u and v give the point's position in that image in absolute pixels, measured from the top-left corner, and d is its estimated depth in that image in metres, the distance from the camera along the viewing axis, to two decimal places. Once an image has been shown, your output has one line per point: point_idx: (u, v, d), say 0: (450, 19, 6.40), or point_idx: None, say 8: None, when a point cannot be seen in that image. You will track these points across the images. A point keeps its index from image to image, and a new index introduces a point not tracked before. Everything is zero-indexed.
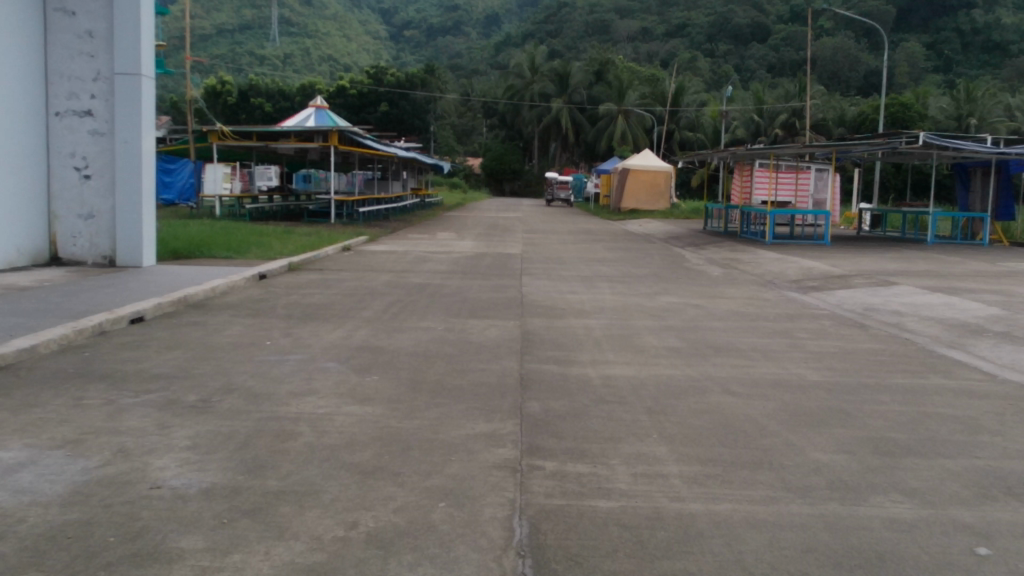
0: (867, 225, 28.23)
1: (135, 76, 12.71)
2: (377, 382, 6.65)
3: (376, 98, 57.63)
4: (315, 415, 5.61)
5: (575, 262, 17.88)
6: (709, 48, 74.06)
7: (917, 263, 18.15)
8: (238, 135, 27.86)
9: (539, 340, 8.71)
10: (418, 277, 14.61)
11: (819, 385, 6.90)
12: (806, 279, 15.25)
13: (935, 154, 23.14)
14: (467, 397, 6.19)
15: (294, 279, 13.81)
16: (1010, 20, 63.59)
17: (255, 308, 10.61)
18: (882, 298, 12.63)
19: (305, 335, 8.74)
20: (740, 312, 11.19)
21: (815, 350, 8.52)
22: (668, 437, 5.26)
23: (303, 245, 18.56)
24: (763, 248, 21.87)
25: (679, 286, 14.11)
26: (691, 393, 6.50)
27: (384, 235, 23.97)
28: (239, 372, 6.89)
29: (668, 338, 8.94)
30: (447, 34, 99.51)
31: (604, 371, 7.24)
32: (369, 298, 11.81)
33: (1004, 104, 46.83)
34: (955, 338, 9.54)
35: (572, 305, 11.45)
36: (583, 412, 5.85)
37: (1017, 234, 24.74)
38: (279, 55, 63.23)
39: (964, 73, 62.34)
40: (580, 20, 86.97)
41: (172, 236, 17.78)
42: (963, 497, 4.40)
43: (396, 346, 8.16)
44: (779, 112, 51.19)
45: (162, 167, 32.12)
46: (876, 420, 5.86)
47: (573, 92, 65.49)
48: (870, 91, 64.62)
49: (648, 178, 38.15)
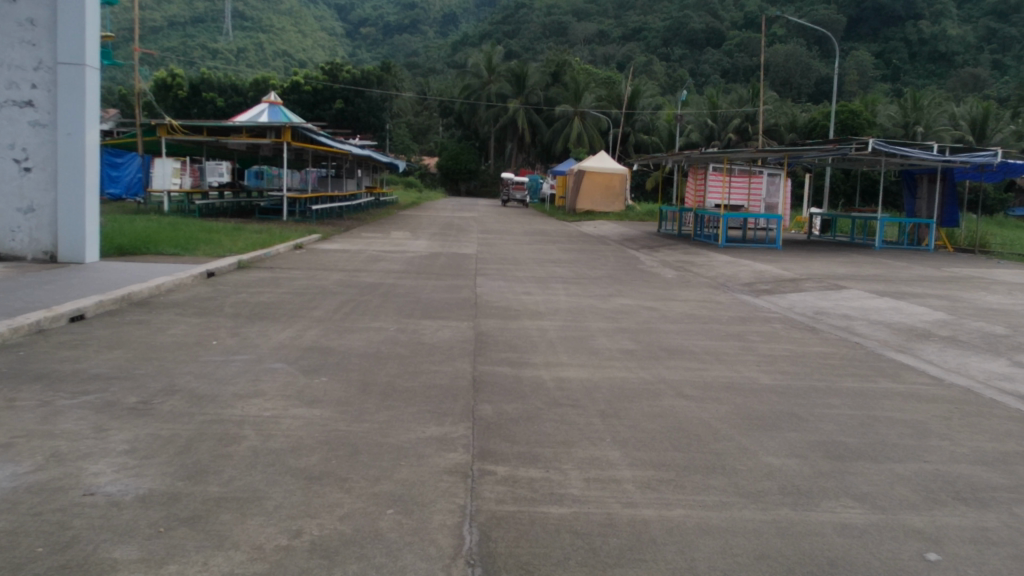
0: (816, 230, 28.67)
1: (79, 67, 12.37)
2: (326, 383, 6.49)
3: (331, 95, 57.07)
4: (260, 418, 5.45)
5: (529, 263, 17.84)
6: (665, 53, 74.86)
7: (866, 267, 18.47)
8: (188, 131, 27.37)
9: (492, 341, 8.64)
10: (370, 276, 14.45)
11: (770, 389, 6.92)
12: (758, 282, 15.41)
13: (883, 160, 23.64)
14: (418, 400, 6.07)
15: (244, 277, 13.54)
16: (955, 32, 65.39)
17: (202, 307, 10.36)
18: (832, 302, 12.80)
19: (253, 334, 8.53)
20: (693, 314, 11.24)
21: (767, 353, 8.56)
22: (622, 441, 5.22)
23: (253, 242, 18.25)
24: (716, 251, 22.05)
25: (632, 288, 14.13)
26: (644, 396, 6.46)
27: (337, 233, 23.72)
28: (181, 374, 6.67)
29: (621, 340, 8.93)
30: (404, 32, 99.13)
31: (556, 373, 7.20)
32: (320, 297, 11.62)
33: (949, 113, 48.07)
34: (903, 342, 9.69)
35: (526, 307, 11.38)
36: (536, 415, 5.77)
37: (961, 240, 25.31)
38: (233, 50, 62.33)
39: (911, 82, 63.90)
40: (537, 21, 87.30)
41: (117, 232, 17.36)
42: (912, 501, 4.42)
43: (346, 347, 8.02)
44: (732, 117, 52.01)
45: (109, 161, 31.62)
46: (827, 424, 5.88)
47: (530, 93, 65.53)
48: (821, 98, 65.79)
49: (604, 180, 38.34)
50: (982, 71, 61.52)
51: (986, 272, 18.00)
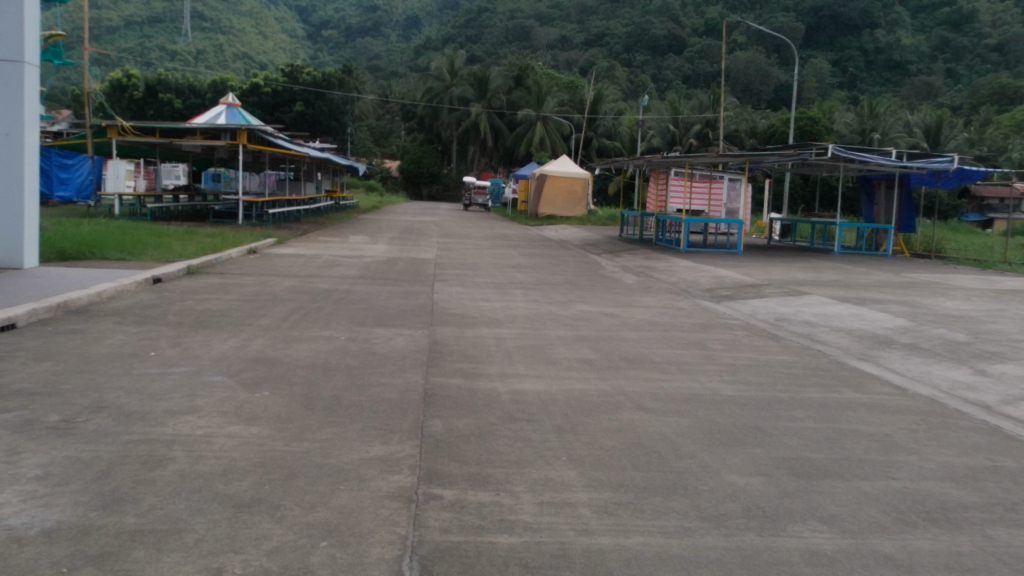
0: (777, 235, 28.76)
1: (19, 64, 11.83)
2: (268, 398, 6.10)
3: (292, 97, 56.29)
4: (191, 438, 5.06)
5: (489, 267, 17.58)
6: (627, 58, 75.16)
7: (826, 272, 18.48)
8: (140, 132, 26.67)
9: (446, 351, 8.30)
10: (325, 283, 13.99)
11: (733, 400, 6.69)
12: (719, 288, 15.29)
13: (842, 167, 23.77)
14: (364, 416, 5.72)
15: (193, 284, 13.05)
16: (909, 42, 66.64)
17: (143, 315, 9.87)
18: (793, 308, 12.68)
19: (194, 344, 8.11)
20: (654, 322, 11.01)
21: (729, 363, 8.35)
22: (578, 459, 4.93)
23: (204, 246, 17.72)
24: (678, 256, 21.91)
25: (593, 294, 13.89)
26: (603, 408, 6.21)
27: (293, 237, 23.19)
28: (112, 388, 6.25)
29: (580, 349, 8.65)
30: (366, 35, 98.34)
31: (512, 385, 6.88)
32: (271, 304, 11.19)
33: (904, 121, 48.80)
34: (865, 350, 9.55)
35: (483, 314, 11.05)
36: (488, 430, 5.47)
37: (917, 246, 25.54)
38: (191, 51, 61.31)
39: (868, 90, 64.78)
40: (501, 25, 87.20)
41: (61, 236, 16.69)
42: (882, 523, 4.19)
43: (292, 358, 7.65)
44: (693, 122, 52.42)
45: (59, 162, 30.62)
46: (791, 438, 5.66)
47: (492, 97, 65.23)
48: (780, 105, 66.46)
49: (566, 185, 38.16)
50: (935, 79, 62.78)
51: (944, 277, 18.15)
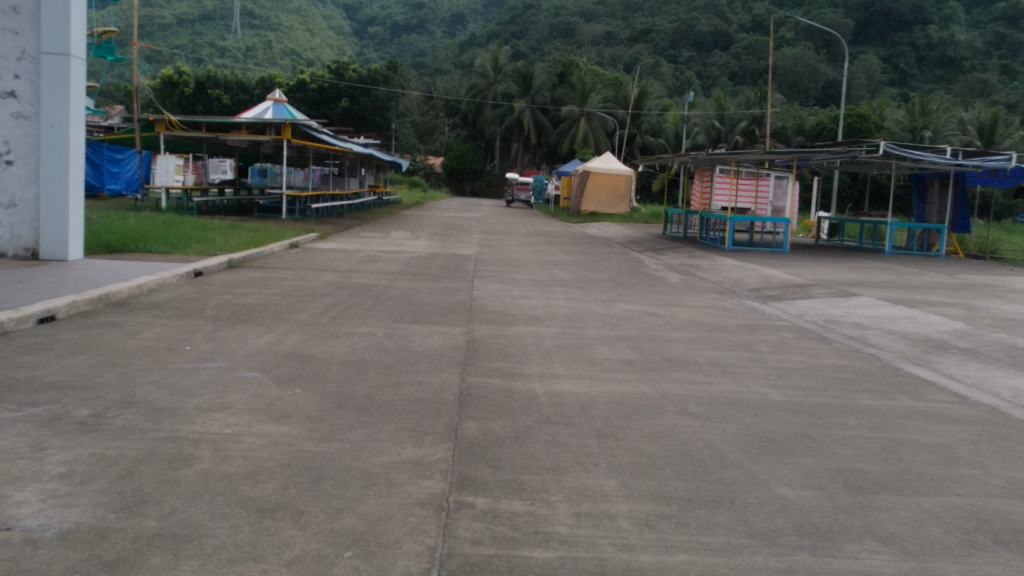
0: (825, 234, 28.17)
1: (64, 57, 11.90)
2: (299, 396, 5.96)
3: (337, 93, 56.69)
4: (219, 436, 4.93)
5: (530, 264, 17.36)
6: (673, 55, 74.37)
7: (877, 273, 17.92)
8: (187, 126, 26.95)
9: (484, 349, 8.10)
10: (365, 278, 13.89)
11: (781, 406, 6.39)
12: (766, 288, 14.89)
13: (893, 164, 23.12)
14: (397, 417, 5.55)
15: (233, 277, 13.04)
16: (963, 38, 64.96)
17: (183, 309, 9.84)
18: (843, 309, 12.25)
19: (229, 339, 8.02)
20: (698, 322, 10.70)
21: (776, 366, 8.03)
22: (618, 468, 4.69)
23: (248, 240, 17.80)
24: (723, 254, 21.49)
25: (636, 293, 13.59)
26: (646, 413, 5.95)
27: (335, 232, 23.23)
28: (144, 383, 6.16)
29: (621, 350, 8.39)
30: (411, 32, 98.94)
31: (551, 387, 6.65)
32: (309, 299, 11.09)
33: (958, 118, 47.53)
34: (920, 354, 9.15)
35: (523, 312, 10.83)
36: (525, 435, 5.25)
37: (971, 246, 24.78)
38: (240, 48, 62.13)
39: (920, 87, 63.18)
40: (545, 22, 86.94)
41: (106, 229, 16.86)
42: (947, 545, 3.90)
43: (327, 354, 7.52)
44: (739, 119, 51.65)
45: (110, 157, 30.87)
46: (845, 448, 5.35)
47: (536, 94, 64.89)
48: (828, 102, 65.20)
49: (609, 181, 37.74)
50: (990, 76, 61.10)
51: (1000, 280, 17.50)
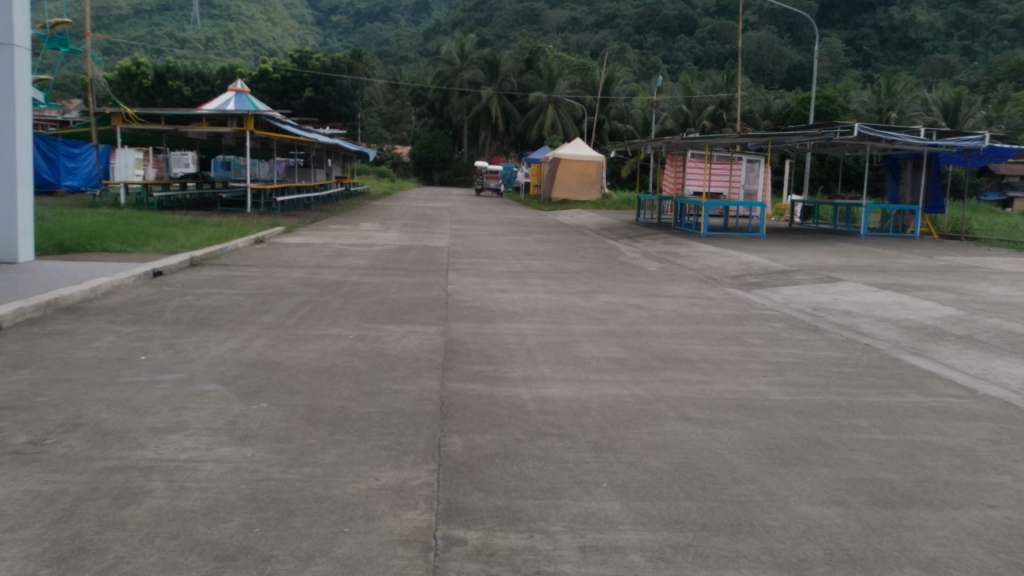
0: (799, 217, 28.02)
1: (7, 46, 11.20)
2: (264, 412, 5.42)
3: (301, 83, 55.67)
4: (175, 464, 4.40)
5: (504, 255, 16.83)
6: (638, 40, 74.04)
7: (855, 256, 17.67)
8: (145, 119, 26.02)
9: (463, 351, 7.60)
10: (334, 273, 13.32)
11: (786, 407, 5.97)
12: (747, 275, 14.54)
13: (867, 145, 22.91)
14: (374, 433, 5.04)
15: (195, 276, 12.43)
16: (924, 19, 65.30)
17: (139, 313, 9.21)
18: (829, 296, 11.90)
19: (189, 346, 7.45)
20: (684, 313, 10.28)
21: (772, 360, 7.64)
22: (621, 487, 4.24)
23: (209, 235, 17.12)
24: (699, 240, 21.16)
25: (616, 283, 13.16)
26: (642, 419, 5.50)
27: (302, 225, 22.59)
28: (91, 401, 5.60)
29: (608, 347, 7.93)
30: (375, 20, 97.85)
31: (538, 392, 6.17)
32: (275, 299, 10.51)
33: (922, 99, 47.71)
34: (915, 343, 8.81)
35: (501, 307, 10.34)
36: (516, 451, 4.77)
37: (945, 226, 24.68)
38: (201, 39, 60.93)
39: (883, 68, 63.42)
40: (510, 9, 86.24)
41: (59, 227, 16.09)
42: (995, 571, 3.49)
43: (294, 361, 6.98)
44: (706, 104, 51.48)
45: (66, 151, 30.09)
46: (862, 455, 4.93)
47: (503, 80, 64.17)
48: (793, 85, 65.17)
49: (580, 168, 37.30)
50: (951, 57, 61.50)
51: (979, 261, 17.33)
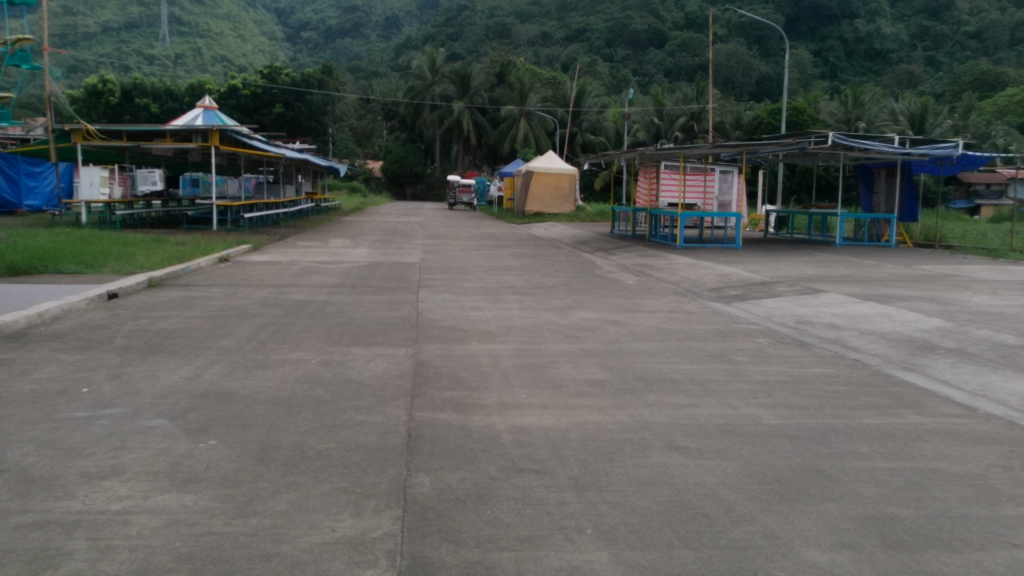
0: (773, 227, 27.87)
1: None
2: (212, 452, 4.91)
3: (271, 98, 55.02)
4: (104, 517, 3.87)
5: (477, 271, 16.39)
6: (609, 53, 74.22)
7: (832, 266, 17.41)
8: (106, 136, 25.29)
9: (433, 375, 7.13)
10: (300, 293, 12.81)
11: (780, 433, 5.54)
12: (726, 287, 14.19)
13: (840, 155, 22.72)
14: (334, 473, 4.55)
15: (154, 298, 11.86)
16: (889, 31, 65.94)
17: (87, 339, 8.64)
18: (812, 309, 11.56)
19: (137, 376, 6.91)
20: (664, 330, 9.87)
21: (761, 380, 7.22)
22: (608, 534, 3.78)
23: (172, 255, 16.52)
24: (675, 252, 20.87)
25: (593, 298, 12.76)
26: (628, 450, 5.05)
27: (270, 243, 22.02)
28: (20, 442, 5.05)
29: (587, 368, 7.49)
30: (346, 36, 97.61)
31: (514, 421, 5.71)
32: (236, 321, 9.98)
33: (889, 109, 48.03)
34: (906, 357, 8.47)
35: (474, 326, 9.87)
36: (490, 492, 4.30)
37: (919, 235, 24.54)
38: (170, 56, 60.17)
39: (849, 80, 64.05)
40: (481, 23, 86.15)
41: (13, 248, 15.42)
42: None
43: (251, 390, 6.47)
44: (677, 115, 51.49)
45: (27, 170, 29.35)
46: (868, 487, 4.52)
47: (474, 94, 63.88)
48: (762, 97, 65.47)
49: (553, 181, 36.95)
50: (916, 67, 62.06)
51: (958, 269, 17.11)
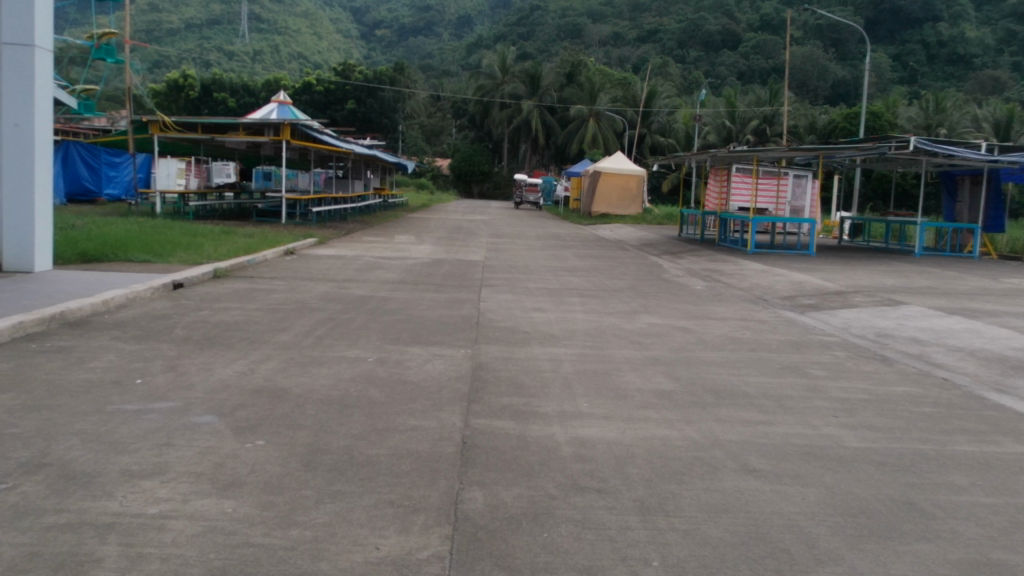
0: (848, 235, 26.89)
1: (27, 47, 10.71)
2: (258, 453, 4.70)
3: (344, 95, 55.63)
4: (139, 522, 3.68)
5: (541, 271, 16.09)
6: (680, 54, 73.07)
7: (912, 277, 16.60)
8: (182, 128, 25.66)
9: (492, 379, 6.84)
10: (362, 288, 12.69)
11: (864, 458, 5.09)
12: (800, 296, 13.61)
13: (923, 160, 21.73)
14: (382, 482, 4.28)
15: (218, 289, 11.86)
16: (974, 35, 63.50)
17: (148, 329, 8.59)
18: (893, 321, 10.95)
19: (191, 369, 6.78)
20: (735, 339, 9.40)
21: (840, 396, 6.76)
22: (678, 569, 3.43)
23: (239, 247, 16.59)
24: (746, 257, 20.25)
25: (660, 303, 12.29)
26: (697, 471, 4.67)
27: (336, 237, 22.11)
28: (67, 435, 4.92)
29: (654, 378, 7.10)
30: (419, 35, 98.26)
31: (574, 432, 5.38)
32: (296, 315, 9.85)
33: (973, 115, 46.10)
34: (998, 377, 7.85)
35: (537, 329, 9.55)
36: (548, 511, 3.99)
37: (1004, 246, 23.34)
38: (248, 52, 61.43)
39: (930, 85, 61.89)
40: (552, 23, 85.76)
41: (86, 236, 15.67)
42: None
43: (304, 388, 6.27)
44: (750, 118, 50.34)
45: (108, 161, 30.12)
46: (968, 526, 4.07)
47: (544, 94, 63.51)
48: (838, 101, 63.62)
49: (621, 182, 36.36)
50: (1002, 73, 59.51)
51: None
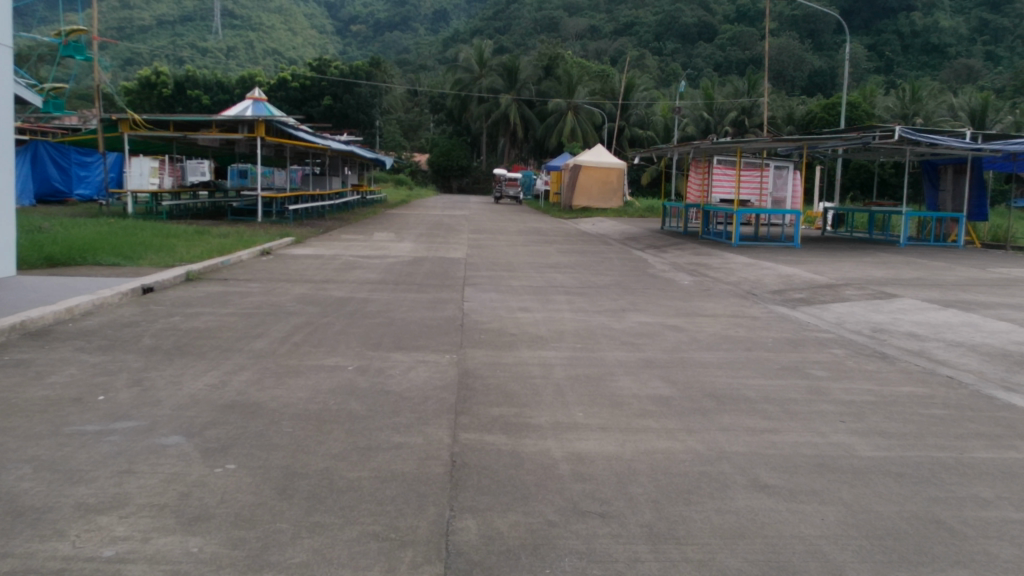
0: (830, 225, 26.65)
1: None
2: (229, 479, 4.31)
3: (320, 91, 55.01)
4: (91, 567, 3.28)
5: (524, 268, 15.73)
6: (658, 46, 72.82)
7: (900, 268, 16.35)
8: (153, 126, 24.99)
9: (480, 387, 6.46)
10: (340, 289, 12.26)
11: (881, 470, 4.76)
12: (790, 289, 13.31)
13: (906, 150, 21.49)
14: (365, 512, 3.90)
15: (190, 293, 11.41)
16: (948, 24, 63.65)
17: (114, 338, 8.14)
18: (887, 315, 10.66)
19: (158, 383, 6.35)
20: (729, 338, 9.06)
21: (845, 399, 6.43)
22: None
23: (212, 247, 16.07)
24: (731, 250, 19.97)
25: (649, 300, 11.94)
26: (707, 489, 4.32)
27: (313, 235, 21.62)
28: (17, 462, 4.50)
29: (651, 383, 6.74)
30: (395, 29, 97.48)
31: (571, 447, 5.01)
32: (271, 320, 9.42)
33: (949, 104, 46.17)
34: (1004, 374, 7.57)
35: (523, 329, 9.18)
36: (549, 541, 3.63)
37: (987, 234, 23.16)
38: (222, 49, 60.60)
39: (905, 74, 61.98)
40: (529, 17, 85.26)
41: (53, 239, 15.12)
42: None
43: (279, 402, 5.86)
44: (728, 110, 50.17)
45: (78, 160, 29.34)
46: (1003, 546, 3.75)
47: (522, 87, 62.97)
48: (814, 91, 63.58)
49: (601, 175, 36.03)
50: (976, 61, 59.67)
51: None
